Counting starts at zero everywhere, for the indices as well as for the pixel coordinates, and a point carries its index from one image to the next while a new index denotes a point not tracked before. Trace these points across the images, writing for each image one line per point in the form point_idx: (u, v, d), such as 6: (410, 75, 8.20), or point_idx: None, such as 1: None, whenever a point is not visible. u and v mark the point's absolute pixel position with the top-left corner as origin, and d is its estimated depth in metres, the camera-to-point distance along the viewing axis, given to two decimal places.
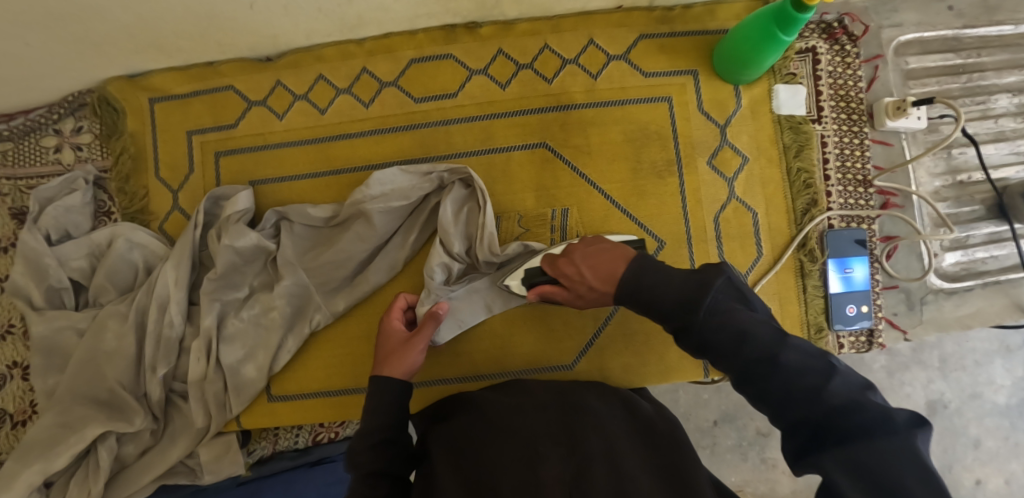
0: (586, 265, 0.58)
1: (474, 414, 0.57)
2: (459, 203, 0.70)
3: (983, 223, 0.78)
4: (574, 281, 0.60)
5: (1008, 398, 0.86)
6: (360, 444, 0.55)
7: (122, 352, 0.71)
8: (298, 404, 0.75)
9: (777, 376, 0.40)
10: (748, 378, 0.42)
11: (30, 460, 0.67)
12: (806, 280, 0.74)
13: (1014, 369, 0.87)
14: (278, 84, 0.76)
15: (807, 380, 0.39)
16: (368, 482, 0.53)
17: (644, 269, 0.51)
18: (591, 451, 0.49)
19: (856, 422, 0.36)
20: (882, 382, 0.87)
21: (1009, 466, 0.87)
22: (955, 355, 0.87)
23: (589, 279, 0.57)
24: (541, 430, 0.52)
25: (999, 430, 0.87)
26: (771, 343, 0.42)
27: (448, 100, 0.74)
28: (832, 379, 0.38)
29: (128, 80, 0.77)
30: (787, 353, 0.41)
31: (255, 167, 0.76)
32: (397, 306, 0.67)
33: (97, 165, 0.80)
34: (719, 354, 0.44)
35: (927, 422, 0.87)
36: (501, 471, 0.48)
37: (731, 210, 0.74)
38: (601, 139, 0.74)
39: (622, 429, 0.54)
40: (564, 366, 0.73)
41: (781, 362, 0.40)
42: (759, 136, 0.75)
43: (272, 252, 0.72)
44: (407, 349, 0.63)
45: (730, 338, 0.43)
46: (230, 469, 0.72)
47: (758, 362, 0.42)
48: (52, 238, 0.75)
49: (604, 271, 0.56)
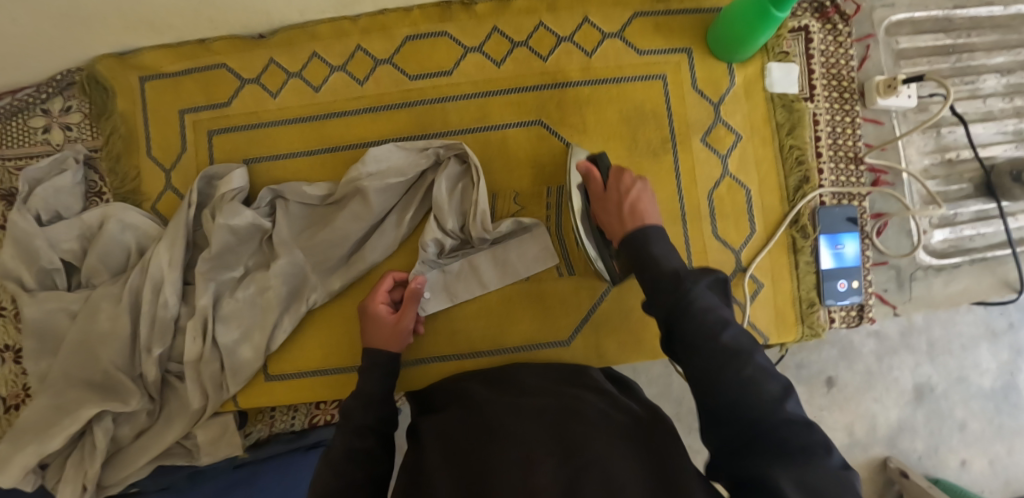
0: (635, 191, 0.59)
1: (474, 416, 0.56)
2: (454, 179, 0.70)
3: (971, 202, 0.79)
4: (615, 186, 0.60)
5: (994, 382, 0.91)
6: (358, 406, 0.58)
7: (116, 334, 0.70)
8: (294, 384, 0.75)
9: (744, 370, 0.41)
10: (700, 364, 0.43)
11: (23, 444, 0.67)
12: (799, 256, 0.75)
13: (999, 354, 0.91)
14: (271, 62, 0.75)
15: (768, 385, 0.41)
16: (359, 433, 0.55)
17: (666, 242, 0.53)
18: (588, 459, 0.46)
19: (802, 440, 0.38)
20: (871, 366, 0.91)
21: (993, 448, 0.91)
22: (941, 339, 0.91)
23: (624, 197, 0.58)
24: (540, 439, 0.50)
25: (985, 414, 0.91)
26: (748, 345, 0.43)
27: (443, 77, 0.74)
28: (790, 398, 0.40)
29: (118, 59, 0.76)
30: (758, 356, 0.43)
31: (249, 146, 0.75)
32: (383, 287, 0.68)
33: (88, 144, 0.79)
34: (690, 336, 0.44)
35: (914, 405, 0.91)
36: (493, 471, 0.47)
37: (725, 188, 0.75)
38: (596, 118, 0.74)
39: (615, 437, 0.51)
40: (561, 343, 0.74)
41: (755, 359, 0.42)
42: (752, 115, 0.75)
43: (268, 231, 0.71)
44: (397, 327, 0.66)
45: (713, 322, 0.44)
46: (228, 451, 0.74)
47: (728, 352, 0.42)
48: (42, 219, 0.74)
49: (641, 209, 0.57)
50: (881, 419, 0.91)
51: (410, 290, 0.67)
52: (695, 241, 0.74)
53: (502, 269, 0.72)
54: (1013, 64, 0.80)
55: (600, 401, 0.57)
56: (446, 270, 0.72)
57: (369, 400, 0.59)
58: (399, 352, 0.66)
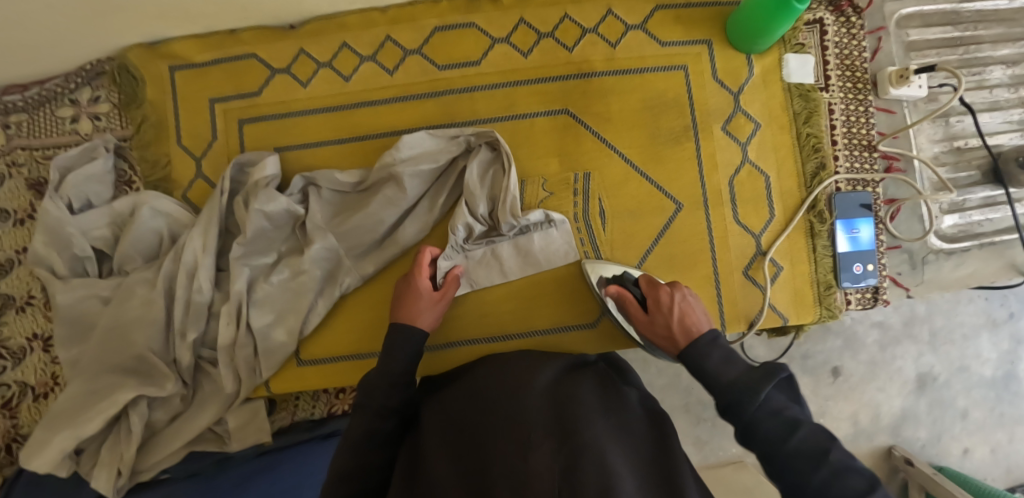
0: (677, 308, 0.62)
1: (474, 399, 0.56)
2: (485, 165, 0.72)
3: (978, 188, 0.82)
4: (658, 310, 0.63)
5: (994, 370, 0.96)
6: (380, 382, 0.59)
7: (149, 318, 0.70)
8: (325, 368, 0.76)
9: (822, 473, 0.44)
10: (783, 465, 0.46)
11: (58, 428, 0.67)
12: (816, 240, 0.77)
13: (999, 343, 0.97)
14: (301, 52, 0.76)
15: (852, 480, 0.43)
16: (381, 415, 0.57)
17: (720, 346, 0.56)
18: (587, 442, 0.46)
19: None
20: (875, 356, 0.96)
21: (994, 436, 0.97)
22: (944, 328, 0.97)
23: (671, 320, 0.61)
24: (540, 419, 0.49)
25: (986, 402, 0.97)
26: (824, 441, 0.46)
27: (471, 67, 0.75)
28: (876, 490, 0.42)
29: (148, 48, 0.77)
30: (835, 452, 0.45)
31: (279, 135, 0.76)
32: (424, 262, 0.69)
33: (117, 134, 0.80)
34: (766, 441, 0.47)
35: (918, 394, 0.96)
36: (492, 455, 0.47)
37: (745, 174, 0.77)
38: (621, 107, 0.76)
39: (615, 432, 0.50)
40: (587, 325, 0.75)
41: (831, 456, 0.44)
42: (770, 104, 0.78)
43: (301, 217, 0.73)
44: (432, 306, 0.68)
45: (783, 427, 0.47)
46: (257, 436, 0.76)
47: (804, 454, 0.45)
48: (73, 207, 0.75)
49: (690, 325, 0.60)
50: (885, 409, 0.96)
51: (449, 274, 0.70)
52: (717, 227, 0.76)
53: (530, 254, 0.73)
54: (1018, 56, 0.83)
55: (601, 392, 0.57)
56: (474, 256, 0.73)
57: (395, 381, 0.60)
58: (427, 330, 0.67)
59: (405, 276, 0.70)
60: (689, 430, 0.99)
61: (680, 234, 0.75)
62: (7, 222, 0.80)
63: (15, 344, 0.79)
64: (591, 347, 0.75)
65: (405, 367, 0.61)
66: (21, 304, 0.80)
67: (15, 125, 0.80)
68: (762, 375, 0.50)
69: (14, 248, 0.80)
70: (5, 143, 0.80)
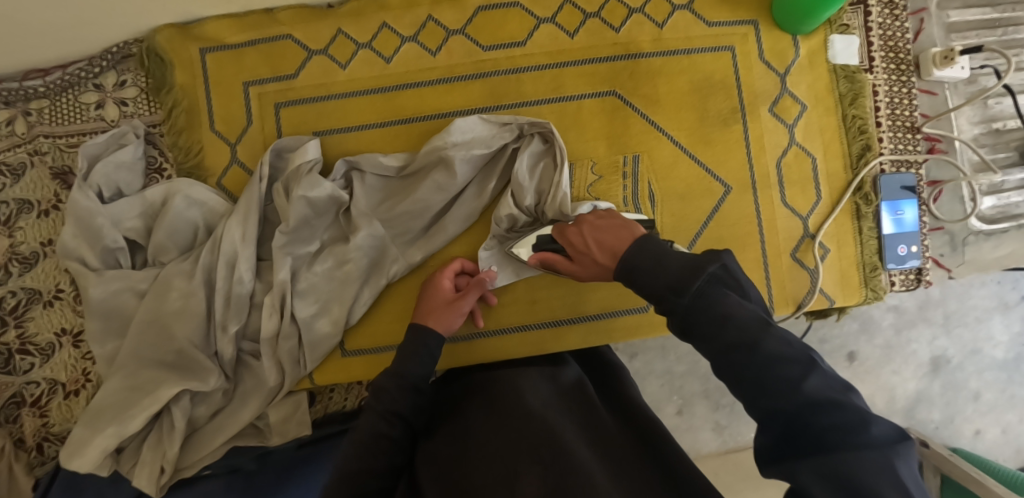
0: (592, 239, 0.57)
1: (464, 433, 0.55)
2: (536, 156, 0.71)
3: (1018, 169, 0.82)
4: (579, 252, 0.59)
5: (1005, 353, 0.97)
6: (388, 384, 0.58)
7: (190, 311, 0.68)
8: (372, 358, 0.74)
9: (755, 362, 0.37)
10: (721, 358, 0.39)
11: (102, 426, 0.65)
12: (862, 222, 0.77)
13: (1010, 325, 0.98)
14: (339, 33, 0.74)
15: (784, 370, 0.36)
16: (386, 419, 0.56)
17: (649, 249, 0.47)
18: (575, 463, 0.44)
19: (832, 421, 0.33)
20: (890, 339, 0.97)
21: (1005, 417, 0.98)
22: (957, 311, 0.97)
23: (594, 253, 0.56)
24: (525, 444, 0.48)
25: (997, 383, 0.98)
26: (756, 332, 0.38)
27: (517, 48, 0.74)
28: (811, 375, 0.36)
29: (180, 29, 0.73)
30: (768, 341, 0.38)
31: (319, 119, 0.74)
32: (452, 268, 0.70)
33: (145, 120, 0.77)
34: (698, 337, 0.40)
35: (932, 376, 0.98)
36: (483, 490, 0.46)
37: (792, 156, 0.76)
38: (670, 89, 0.75)
39: (601, 456, 0.48)
40: (639, 309, 0.76)
41: (761, 349, 0.37)
42: (817, 86, 0.77)
43: (345, 204, 0.70)
44: (450, 310, 0.66)
45: (710, 322, 0.40)
46: (297, 430, 0.74)
47: (735, 349, 0.38)
48: (104, 196, 0.71)
49: (608, 247, 0.54)
50: (900, 391, 0.98)
51: (477, 279, 0.68)
52: (766, 211, 0.75)
53: None
54: None
55: (586, 415, 0.55)
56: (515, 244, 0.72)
57: (405, 384, 0.58)
58: (442, 335, 0.65)
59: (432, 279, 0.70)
60: (709, 416, 0.98)
61: (727, 218, 0.75)
62: (30, 214, 0.77)
63: (43, 340, 0.77)
64: (643, 331, 0.75)
65: (418, 370, 0.60)
66: (48, 299, 0.77)
67: (36, 112, 0.77)
68: (692, 275, 0.41)
69: (39, 240, 0.77)
70: (27, 131, 0.77)
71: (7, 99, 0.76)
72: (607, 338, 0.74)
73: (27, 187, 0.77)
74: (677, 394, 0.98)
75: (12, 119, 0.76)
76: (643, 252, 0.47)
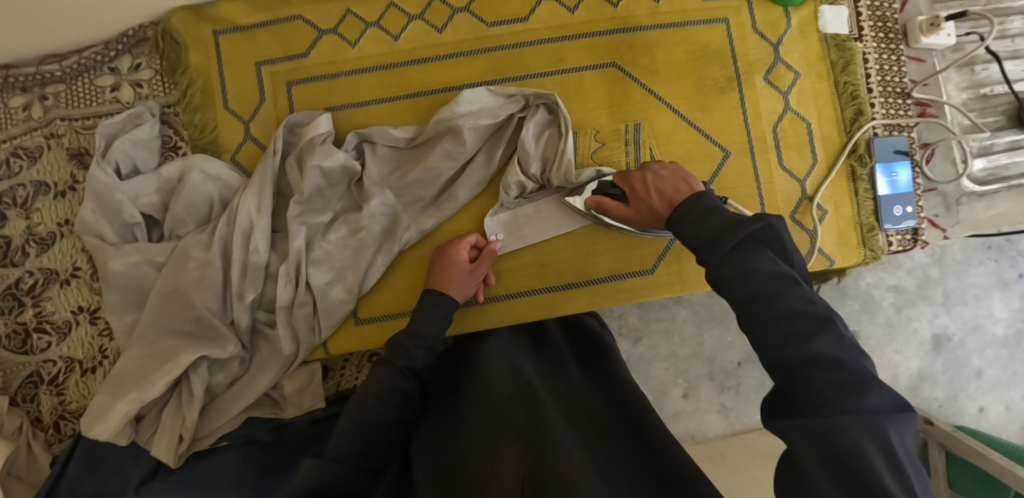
0: (654, 187, 0.59)
1: (457, 411, 0.56)
2: (541, 126, 0.73)
3: (1006, 132, 0.85)
4: (637, 197, 0.61)
5: (1006, 329, 0.99)
6: (406, 342, 0.61)
7: (208, 280, 0.70)
8: (384, 324, 0.76)
9: (768, 316, 0.36)
10: (744, 313, 0.38)
11: (122, 392, 0.66)
12: (858, 183, 0.80)
13: (1010, 302, 1.00)
14: (348, 12, 0.77)
15: (797, 326, 0.35)
16: (403, 374, 0.58)
17: (703, 199, 0.47)
18: (556, 444, 0.45)
19: (829, 378, 0.32)
20: (892, 317, 0.99)
21: (1009, 394, 1.00)
22: (958, 290, 0.99)
23: (652, 200, 0.58)
24: (507, 424, 0.49)
25: (999, 361, 1.00)
26: (777, 288, 0.36)
27: (519, 24, 0.77)
28: (823, 333, 0.34)
29: (194, 12, 0.76)
30: (790, 296, 0.36)
31: (330, 95, 0.77)
32: (464, 240, 0.71)
33: (160, 101, 0.79)
34: (724, 289, 0.39)
35: (935, 355, 0.99)
36: (464, 465, 0.46)
37: (788, 122, 0.79)
38: (667, 59, 0.77)
39: (579, 438, 0.49)
40: (644, 272, 0.77)
41: (780, 303, 0.36)
42: (809, 55, 0.80)
43: (357, 175, 0.72)
44: (463, 277, 0.69)
45: (740, 272, 0.38)
46: (311, 402, 0.75)
47: (754, 300, 0.37)
48: (121, 172, 0.74)
49: (669, 195, 0.56)
50: (903, 370, 0.99)
51: (485, 249, 0.72)
52: (764, 174, 0.78)
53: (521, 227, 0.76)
54: None
55: (570, 395, 0.57)
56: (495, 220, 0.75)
57: (421, 344, 0.61)
58: (458, 299, 0.68)
59: (444, 247, 0.72)
60: (715, 398, 0.99)
61: (726, 183, 0.77)
62: (47, 195, 0.79)
63: (60, 318, 0.78)
64: (647, 293, 0.77)
65: (433, 331, 0.63)
66: (65, 277, 0.78)
67: (52, 96, 0.79)
68: (732, 229, 0.40)
69: (56, 221, 0.79)
70: (43, 115, 0.79)
71: (24, 85, 0.78)
72: (614, 300, 0.77)
73: (44, 169, 0.79)
74: (682, 378, 0.99)
75: (29, 104, 0.79)
76: (697, 201, 0.47)
